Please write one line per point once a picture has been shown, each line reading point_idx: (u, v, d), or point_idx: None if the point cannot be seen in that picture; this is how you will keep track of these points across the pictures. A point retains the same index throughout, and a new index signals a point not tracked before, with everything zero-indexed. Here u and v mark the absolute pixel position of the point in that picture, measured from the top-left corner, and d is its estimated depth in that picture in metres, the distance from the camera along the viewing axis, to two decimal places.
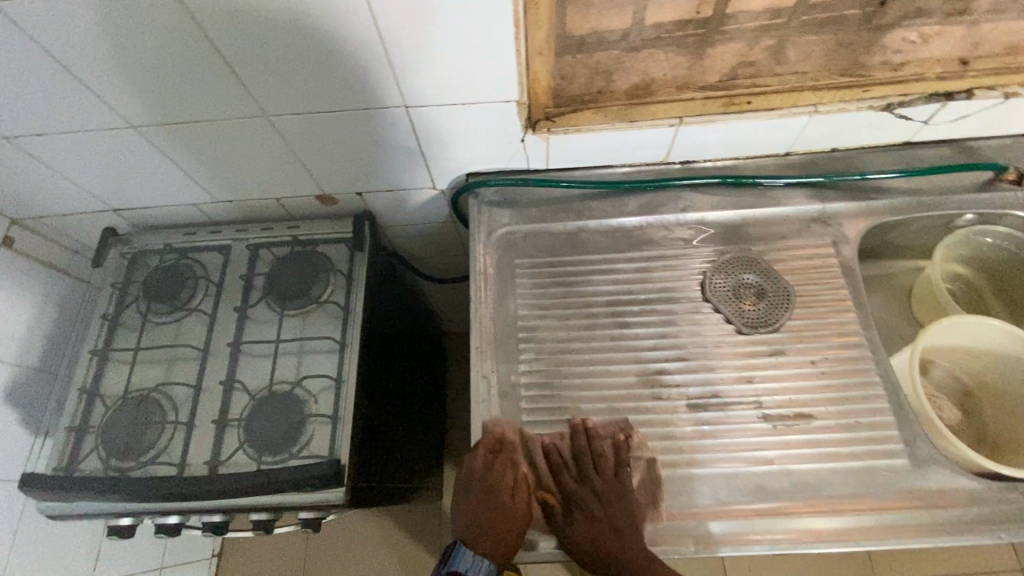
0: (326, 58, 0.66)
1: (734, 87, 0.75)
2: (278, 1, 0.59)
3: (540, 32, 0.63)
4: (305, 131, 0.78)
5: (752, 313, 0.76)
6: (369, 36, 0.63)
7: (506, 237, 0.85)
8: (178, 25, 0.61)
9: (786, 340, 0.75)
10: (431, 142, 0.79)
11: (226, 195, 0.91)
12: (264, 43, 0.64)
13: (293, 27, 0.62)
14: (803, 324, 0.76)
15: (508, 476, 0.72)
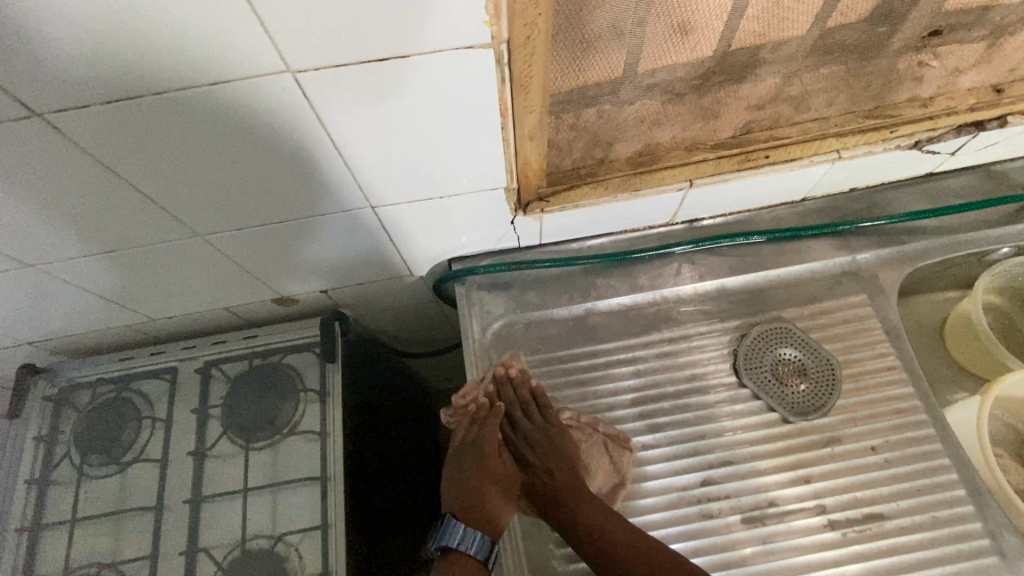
0: (267, 170, 0.53)
1: (750, 143, 0.65)
2: (195, 118, 0.46)
3: (529, 117, 0.51)
4: (251, 244, 0.64)
5: (797, 396, 0.67)
6: (317, 143, 0.50)
7: (503, 331, 0.73)
8: (65, 154, 0.47)
9: (838, 424, 0.66)
10: (405, 236, 0.67)
11: (165, 313, 0.76)
12: (183, 164, 0.51)
13: (217, 144, 0.49)
14: (854, 402, 0.67)
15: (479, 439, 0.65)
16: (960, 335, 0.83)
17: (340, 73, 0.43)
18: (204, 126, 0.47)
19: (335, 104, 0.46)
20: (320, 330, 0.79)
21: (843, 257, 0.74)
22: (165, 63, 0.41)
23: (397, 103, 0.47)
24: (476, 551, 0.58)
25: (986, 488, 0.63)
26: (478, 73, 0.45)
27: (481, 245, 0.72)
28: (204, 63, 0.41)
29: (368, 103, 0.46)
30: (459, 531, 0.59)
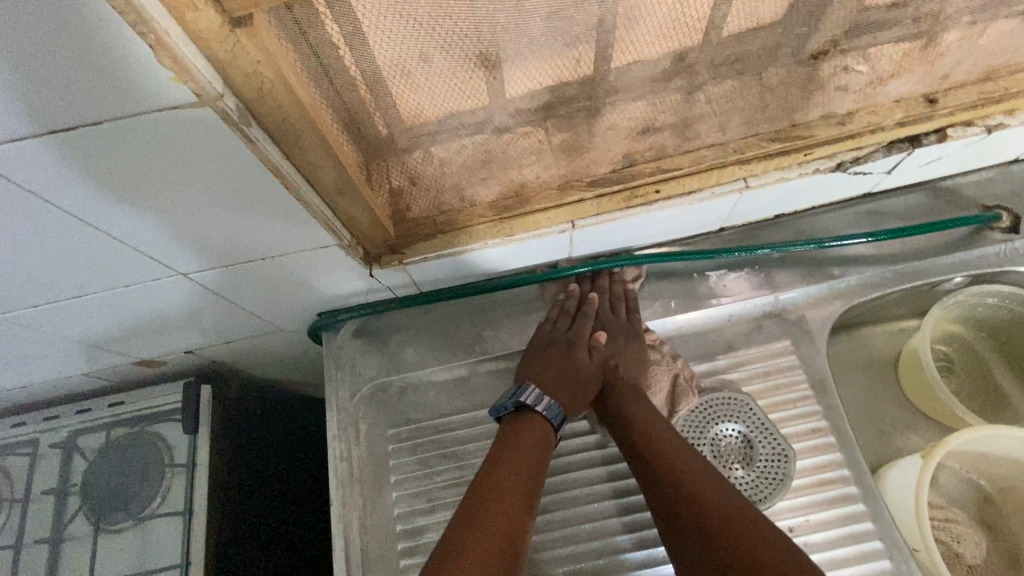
0: (12, 256, 0.43)
1: (635, 176, 0.56)
2: None
3: (326, 172, 0.43)
4: (55, 318, 0.56)
5: (735, 482, 0.57)
6: (53, 223, 0.41)
7: (375, 394, 0.65)
8: None
9: (751, 500, 0.56)
10: (246, 296, 0.59)
11: (9, 384, 0.69)
12: None
13: None
14: (773, 472, 0.57)
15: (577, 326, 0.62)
16: (914, 379, 0.72)
17: (21, 151, 0.34)
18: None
19: (39, 180, 0.36)
20: (188, 392, 0.72)
21: (770, 294, 0.64)
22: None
23: (123, 171, 0.37)
24: (548, 414, 0.56)
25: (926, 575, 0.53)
26: (214, 136, 0.36)
27: (348, 298, 0.63)
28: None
29: (86, 175, 0.37)
30: (536, 393, 0.56)
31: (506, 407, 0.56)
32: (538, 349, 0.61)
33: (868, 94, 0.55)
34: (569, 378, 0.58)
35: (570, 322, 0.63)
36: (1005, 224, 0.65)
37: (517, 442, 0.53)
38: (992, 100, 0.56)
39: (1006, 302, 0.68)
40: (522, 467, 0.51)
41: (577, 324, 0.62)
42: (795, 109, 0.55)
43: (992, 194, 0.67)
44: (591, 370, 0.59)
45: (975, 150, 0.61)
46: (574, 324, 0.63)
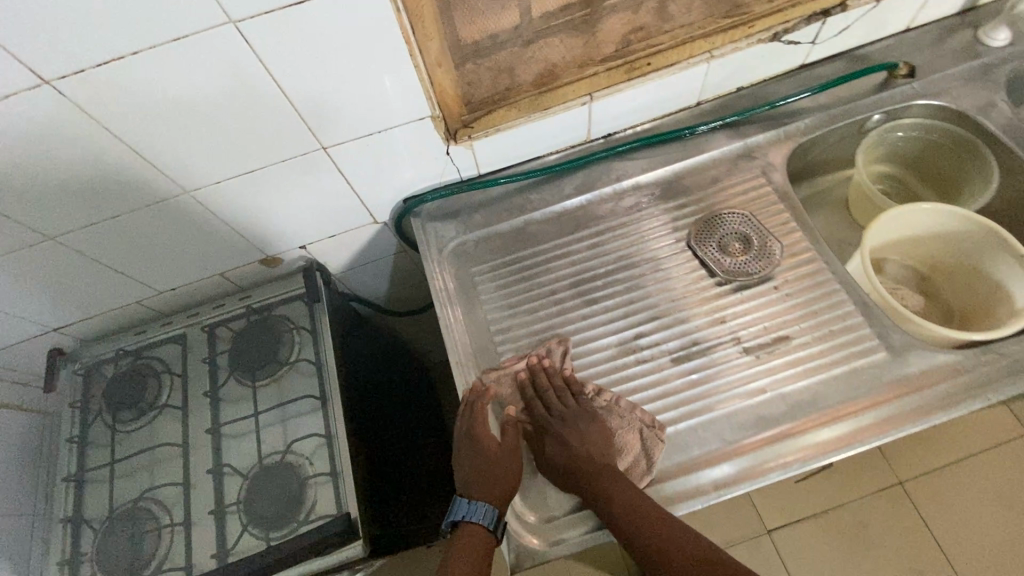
0: (228, 118, 0.66)
1: (631, 53, 0.78)
2: (171, 78, 0.60)
3: (432, 43, 0.67)
4: (226, 198, 0.77)
5: (732, 263, 0.78)
6: (262, 83, 0.63)
7: (457, 250, 0.85)
8: (81, 123, 0.62)
9: (745, 273, 0.77)
10: (360, 176, 0.79)
11: (168, 283, 0.89)
12: (167, 123, 0.64)
13: (189, 101, 0.62)
14: (758, 254, 0.78)
15: (482, 440, 0.71)
16: (860, 203, 0.93)
17: (271, 18, 0.57)
18: (171, 84, 0.60)
19: (271, 43, 0.59)
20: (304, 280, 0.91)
21: (740, 143, 0.86)
22: (131, 21, 0.53)
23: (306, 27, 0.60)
24: (483, 521, 0.65)
25: (876, 305, 0.74)
26: (377, 4, 0.59)
27: (426, 179, 0.83)
28: (161, 20, 0.54)
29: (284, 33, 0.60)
30: (464, 505, 0.67)
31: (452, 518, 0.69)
32: (466, 439, 0.72)
33: None
34: (484, 470, 0.68)
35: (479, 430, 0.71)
36: (903, 71, 0.87)
37: (468, 536, 0.66)
38: None
39: (913, 131, 0.91)
40: (476, 554, 0.65)
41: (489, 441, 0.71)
42: None
43: (893, 55, 0.90)
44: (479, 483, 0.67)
45: (871, 18, 0.85)
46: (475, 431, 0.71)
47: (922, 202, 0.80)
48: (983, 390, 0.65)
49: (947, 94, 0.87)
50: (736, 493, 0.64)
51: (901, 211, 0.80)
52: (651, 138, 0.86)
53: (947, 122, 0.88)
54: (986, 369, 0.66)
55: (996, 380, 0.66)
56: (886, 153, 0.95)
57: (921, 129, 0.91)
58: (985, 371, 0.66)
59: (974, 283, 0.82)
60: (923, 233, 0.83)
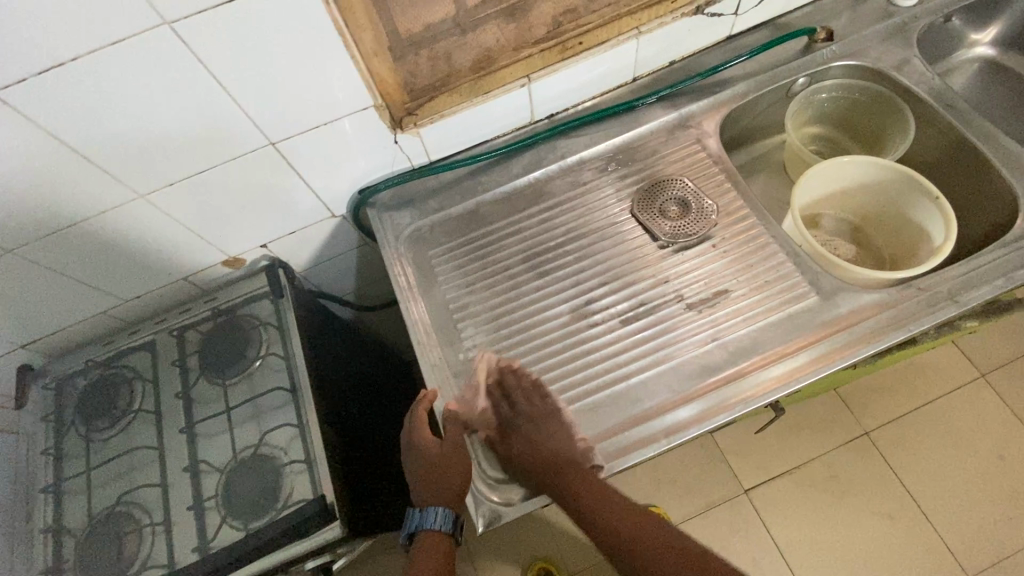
0: (173, 118, 0.67)
1: (563, 34, 0.82)
2: (112, 82, 0.61)
3: (365, 34, 0.70)
4: (178, 201, 0.78)
5: (672, 227, 0.83)
6: (198, 84, 0.65)
7: (414, 236, 0.89)
8: (25, 133, 0.63)
9: (686, 235, 0.82)
10: (313, 172, 0.82)
11: (129, 293, 0.90)
12: (112, 127, 0.66)
13: (133, 103, 0.64)
14: (695, 216, 0.84)
15: (409, 464, 0.73)
16: (794, 166, 0.98)
17: (205, 16, 0.59)
18: (112, 89, 0.62)
19: (208, 41, 0.61)
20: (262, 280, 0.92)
21: (673, 115, 0.92)
22: (65, 28, 0.55)
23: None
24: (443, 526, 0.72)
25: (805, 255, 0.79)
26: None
27: (377, 171, 0.87)
28: (92, 26, 0.56)
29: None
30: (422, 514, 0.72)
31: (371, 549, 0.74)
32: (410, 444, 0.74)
33: None
34: (435, 474, 0.70)
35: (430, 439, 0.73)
36: (822, 35, 0.93)
37: (427, 540, 0.72)
38: None
39: (838, 92, 0.97)
40: (441, 553, 0.71)
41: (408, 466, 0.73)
42: None
43: (812, 22, 0.96)
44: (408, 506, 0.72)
45: None
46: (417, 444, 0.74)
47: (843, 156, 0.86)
48: (905, 323, 0.70)
49: (862, 55, 0.93)
50: (688, 436, 0.67)
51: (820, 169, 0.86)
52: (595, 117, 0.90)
53: (869, 80, 0.94)
54: (906, 303, 0.72)
55: (916, 312, 0.71)
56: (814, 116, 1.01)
57: (845, 89, 0.97)
58: (905, 305, 0.72)
59: (903, 225, 0.88)
60: (852, 185, 0.90)
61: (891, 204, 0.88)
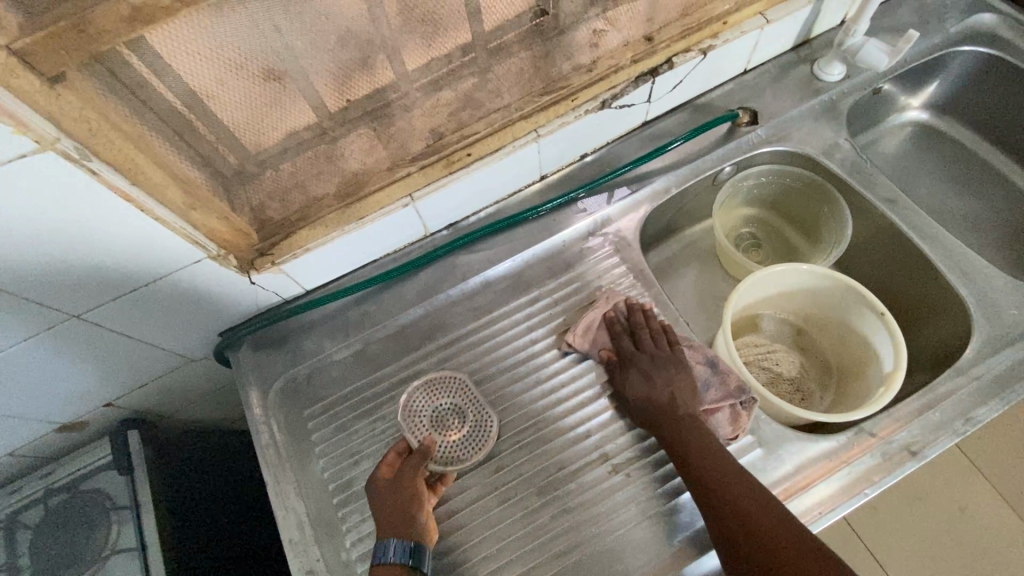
0: (124, 226, 0.51)
1: (596, 67, 0.70)
2: (38, 193, 0.45)
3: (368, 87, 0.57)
4: (130, 313, 0.63)
5: None
6: (149, 182, 0.49)
7: (435, 312, 0.74)
8: None
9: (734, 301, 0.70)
10: (314, 251, 0.67)
11: (81, 407, 0.74)
12: (37, 247, 0.50)
13: (68, 212, 0.48)
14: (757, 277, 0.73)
15: (662, 354, 0.66)
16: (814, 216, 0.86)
17: None
18: (34, 198, 0.45)
19: None
20: (234, 369, 0.73)
21: (720, 149, 0.81)
22: None
23: (215, 91, 0.48)
24: (395, 558, 0.55)
25: (877, 321, 0.69)
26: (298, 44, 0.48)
27: (386, 243, 0.73)
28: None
29: (191, 97, 0.47)
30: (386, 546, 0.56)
31: (408, 555, 0.55)
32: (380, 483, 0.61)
33: None
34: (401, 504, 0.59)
35: (418, 451, 0.62)
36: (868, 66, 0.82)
37: None
38: None
39: (878, 99, 0.89)
40: None
41: (665, 355, 0.66)
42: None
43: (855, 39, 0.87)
44: (661, 390, 0.63)
45: (834, 6, 0.80)
46: (645, 348, 0.66)
47: (880, 201, 0.76)
48: None
49: (905, 68, 0.85)
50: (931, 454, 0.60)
51: (865, 209, 0.77)
52: (624, 167, 0.78)
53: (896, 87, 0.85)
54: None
55: None
56: (855, 131, 0.92)
57: (882, 97, 0.89)
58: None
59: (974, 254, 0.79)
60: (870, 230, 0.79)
61: (886, 268, 0.78)
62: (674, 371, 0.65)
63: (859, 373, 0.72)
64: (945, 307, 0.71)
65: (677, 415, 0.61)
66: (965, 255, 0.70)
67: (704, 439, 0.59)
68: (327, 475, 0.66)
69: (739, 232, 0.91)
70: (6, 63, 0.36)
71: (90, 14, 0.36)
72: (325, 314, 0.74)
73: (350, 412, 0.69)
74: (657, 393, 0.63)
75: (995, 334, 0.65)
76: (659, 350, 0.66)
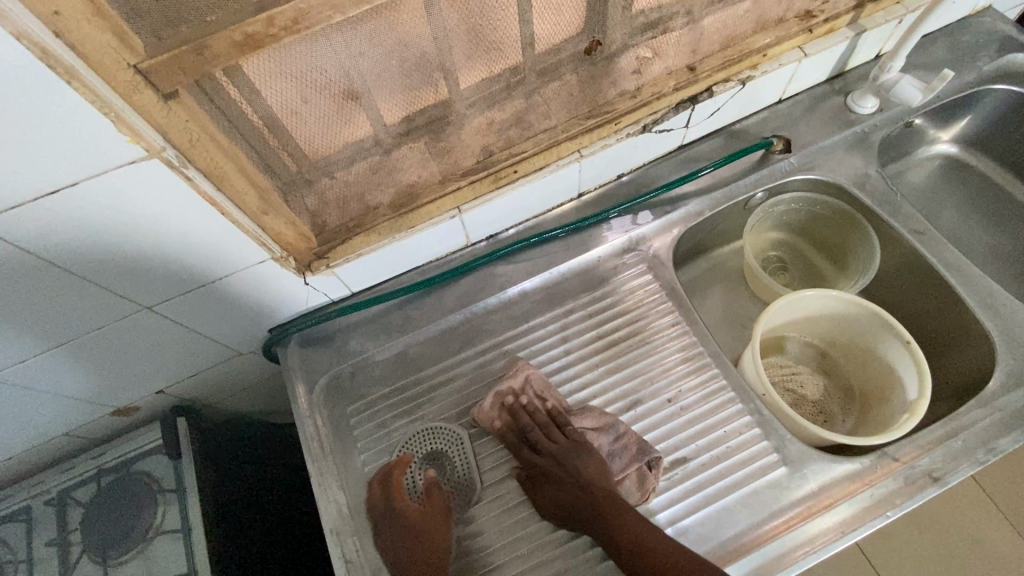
0: (203, 228, 0.55)
1: (641, 93, 0.74)
2: (133, 197, 0.49)
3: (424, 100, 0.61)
4: (193, 307, 0.67)
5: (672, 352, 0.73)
6: (230, 188, 0.53)
7: (474, 319, 0.78)
8: (21, 260, 0.51)
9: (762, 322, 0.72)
10: (365, 257, 0.71)
11: (135, 394, 0.78)
12: (124, 244, 0.54)
13: (157, 215, 0.52)
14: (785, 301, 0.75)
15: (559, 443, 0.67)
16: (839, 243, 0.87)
17: None
18: (129, 200, 0.49)
19: None
20: (282, 363, 0.77)
21: (753, 175, 0.84)
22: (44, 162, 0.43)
23: (296, 107, 0.52)
24: None
25: (905, 353, 0.71)
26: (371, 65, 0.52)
27: (431, 250, 0.77)
28: (81, 153, 0.44)
29: (276, 113, 0.51)
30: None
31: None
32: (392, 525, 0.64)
33: (784, 9, 0.76)
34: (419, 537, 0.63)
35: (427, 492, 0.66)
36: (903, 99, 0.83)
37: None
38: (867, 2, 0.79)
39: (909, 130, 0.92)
40: None
41: (563, 443, 0.67)
42: (738, 29, 0.75)
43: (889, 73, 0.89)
44: (569, 481, 0.64)
45: (870, 41, 0.83)
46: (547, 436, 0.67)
47: (909, 234, 0.78)
48: None
49: (937, 103, 0.88)
50: (954, 481, 0.62)
51: (893, 240, 0.79)
52: (659, 189, 0.81)
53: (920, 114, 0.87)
54: None
55: None
56: (885, 160, 0.95)
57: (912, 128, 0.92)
58: None
59: None
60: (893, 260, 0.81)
61: (912, 297, 0.80)
62: (568, 455, 0.66)
63: (882, 399, 0.75)
64: (970, 339, 0.73)
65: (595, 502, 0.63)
66: (991, 289, 0.72)
67: (624, 521, 0.60)
68: (367, 469, 0.69)
69: (766, 254, 0.94)
70: (130, 80, 0.41)
71: (208, 41, 0.40)
72: (369, 315, 0.78)
73: (391, 410, 0.72)
74: (562, 486, 0.64)
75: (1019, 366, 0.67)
76: (554, 438, 0.67)
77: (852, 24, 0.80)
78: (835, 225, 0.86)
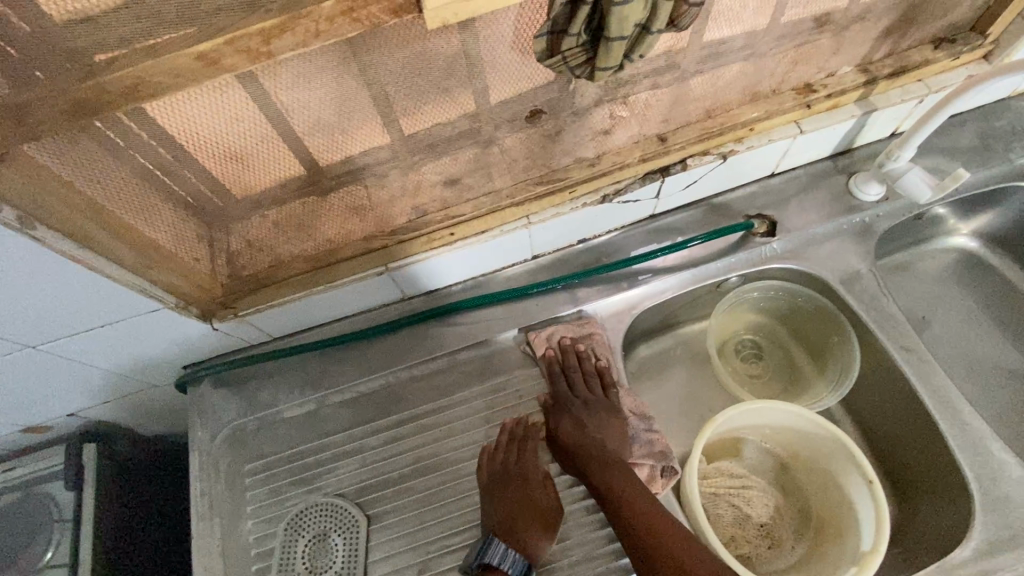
0: (72, 279, 0.50)
1: (603, 160, 0.66)
2: None
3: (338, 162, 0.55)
4: (82, 349, 0.61)
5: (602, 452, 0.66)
6: (101, 244, 0.48)
7: (397, 383, 0.72)
8: None
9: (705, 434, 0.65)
10: (278, 308, 0.65)
11: (40, 419, 0.73)
12: None
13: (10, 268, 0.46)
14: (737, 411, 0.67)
15: (595, 399, 0.67)
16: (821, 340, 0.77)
17: None
18: None
19: None
20: (189, 404, 0.72)
21: (730, 257, 0.75)
22: None
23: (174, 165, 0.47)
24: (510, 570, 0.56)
25: (866, 492, 0.62)
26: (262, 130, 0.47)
27: (357, 303, 0.71)
28: None
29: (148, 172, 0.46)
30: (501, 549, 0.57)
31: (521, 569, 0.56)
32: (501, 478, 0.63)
33: (779, 80, 0.67)
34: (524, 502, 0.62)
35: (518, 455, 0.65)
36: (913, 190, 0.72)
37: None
38: (879, 79, 0.69)
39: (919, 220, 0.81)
40: None
41: (598, 402, 0.67)
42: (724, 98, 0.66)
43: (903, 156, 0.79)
44: (593, 437, 0.64)
45: (880, 121, 0.73)
46: (576, 391, 0.68)
47: (898, 348, 0.68)
48: None
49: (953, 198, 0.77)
50: None
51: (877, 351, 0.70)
52: (619, 262, 0.73)
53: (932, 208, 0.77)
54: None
55: None
56: (891, 249, 0.84)
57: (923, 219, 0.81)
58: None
59: None
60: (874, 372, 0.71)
61: (890, 419, 0.70)
62: (601, 416, 0.66)
63: (837, 535, 0.66)
64: (946, 483, 0.63)
65: (608, 462, 0.62)
66: (980, 431, 0.63)
67: (633, 488, 0.59)
68: (252, 538, 0.64)
69: (740, 337, 0.83)
70: None
71: (28, 107, 0.35)
72: (287, 364, 0.73)
73: (289, 476, 0.67)
74: (587, 438, 0.64)
75: (996, 532, 0.57)
76: (593, 395, 0.67)
77: (860, 102, 0.70)
78: (819, 320, 0.77)
